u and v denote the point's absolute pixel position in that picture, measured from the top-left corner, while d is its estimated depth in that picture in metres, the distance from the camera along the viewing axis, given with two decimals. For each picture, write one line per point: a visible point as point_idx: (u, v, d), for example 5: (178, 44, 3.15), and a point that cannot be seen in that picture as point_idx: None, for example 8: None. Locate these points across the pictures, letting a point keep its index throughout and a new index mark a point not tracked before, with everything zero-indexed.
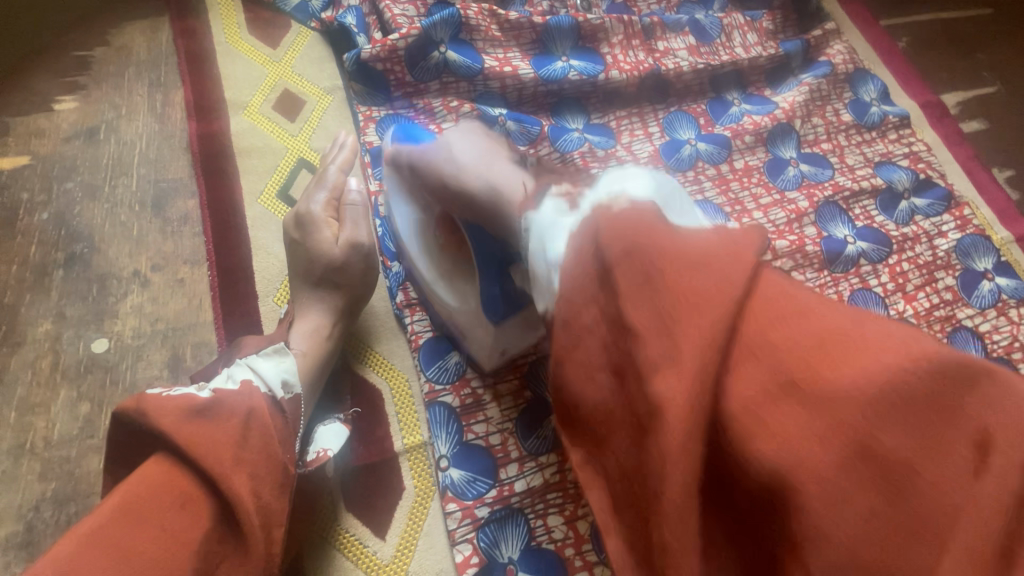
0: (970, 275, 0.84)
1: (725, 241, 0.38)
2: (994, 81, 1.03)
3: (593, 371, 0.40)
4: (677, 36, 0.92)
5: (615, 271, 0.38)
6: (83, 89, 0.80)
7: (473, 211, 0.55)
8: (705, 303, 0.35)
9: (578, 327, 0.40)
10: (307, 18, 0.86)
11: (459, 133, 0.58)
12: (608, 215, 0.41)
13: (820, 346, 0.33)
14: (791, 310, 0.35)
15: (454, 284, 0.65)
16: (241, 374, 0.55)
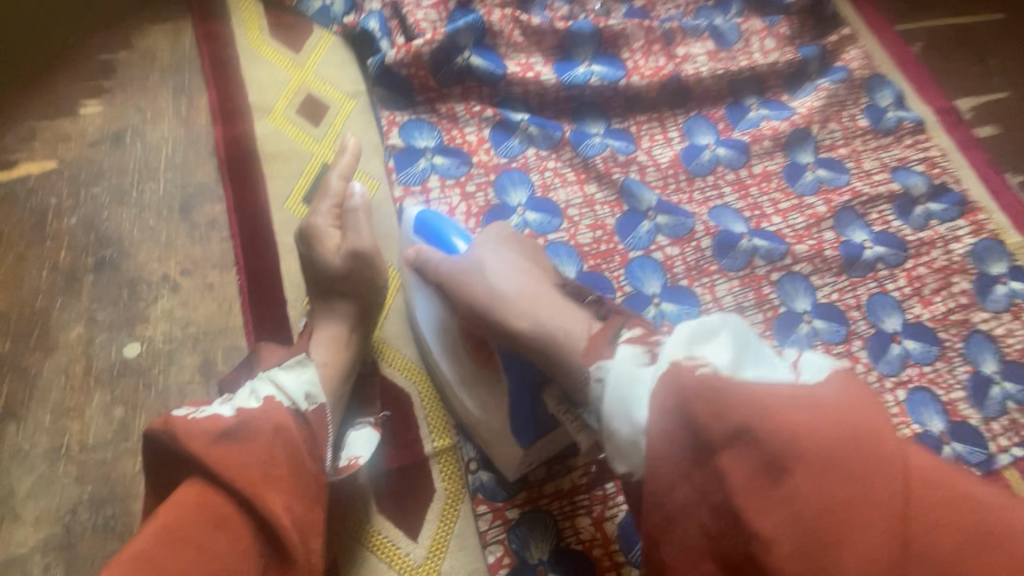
0: (984, 279, 0.85)
1: (857, 420, 0.39)
2: (1006, 86, 1.05)
3: (697, 558, 0.41)
4: (696, 42, 0.93)
5: (723, 453, 0.40)
6: (108, 93, 0.80)
7: (519, 347, 0.56)
8: (855, 509, 0.37)
9: (679, 508, 0.42)
10: (329, 22, 0.87)
11: (495, 252, 0.60)
12: (691, 384, 0.43)
13: (1002, 566, 0.35)
14: (953, 516, 0.37)
15: (478, 394, 0.63)
16: (264, 390, 0.55)
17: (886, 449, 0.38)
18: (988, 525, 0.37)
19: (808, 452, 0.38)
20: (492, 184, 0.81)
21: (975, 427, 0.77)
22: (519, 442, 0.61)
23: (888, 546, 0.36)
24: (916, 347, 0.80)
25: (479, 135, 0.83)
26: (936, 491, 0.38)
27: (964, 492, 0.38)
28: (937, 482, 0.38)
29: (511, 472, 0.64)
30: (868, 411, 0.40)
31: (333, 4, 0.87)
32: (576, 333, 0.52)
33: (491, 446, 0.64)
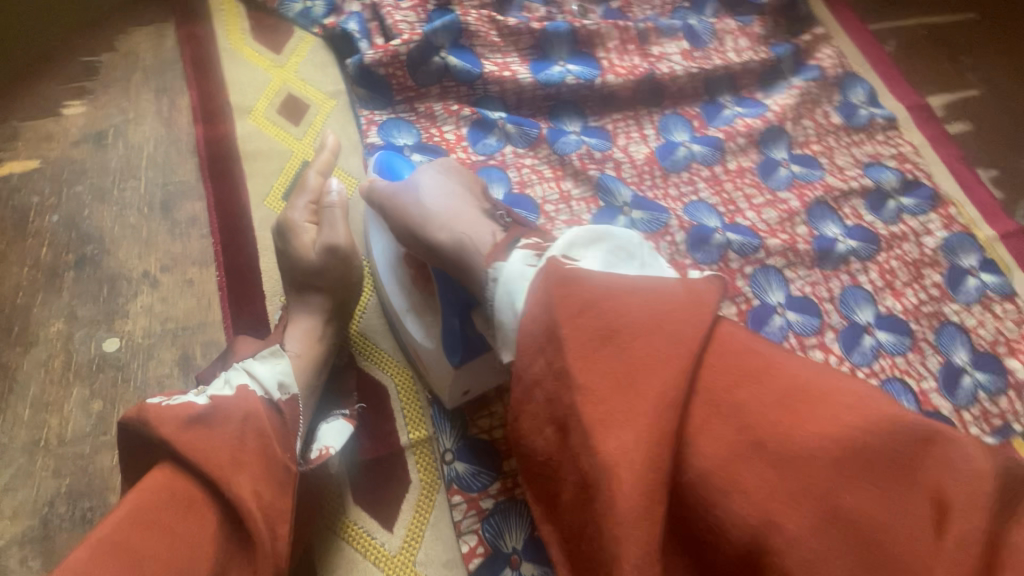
0: (955, 272, 0.87)
1: (677, 295, 0.47)
2: (978, 84, 1.07)
3: (542, 425, 0.47)
4: (671, 41, 0.95)
5: (571, 327, 0.46)
6: (90, 94, 0.82)
7: (439, 259, 0.61)
8: (658, 357, 0.44)
9: (528, 380, 0.48)
10: (310, 24, 0.88)
11: (430, 175, 0.64)
12: (559, 271, 0.49)
13: (773, 399, 0.42)
14: (740, 364, 0.44)
15: (421, 318, 0.66)
16: (239, 379, 0.56)
17: (691, 309, 0.46)
18: (772, 372, 0.43)
19: (632, 316, 0.46)
20: None
21: (947, 417, 0.78)
22: (449, 360, 0.64)
23: (680, 384, 0.43)
24: (889, 339, 0.82)
25: (457, 133, 0.85)
26: (731, 347, 0.45)
27: (762, 351, 0.44)
28: (735, 343, 0.45)
29: (447, 398, 0.67)
30: (689, 288, 0.47)
31: (313, 7, 0.88)
32: (484, 242, 0.57)
33: (428, 369, 0.67)
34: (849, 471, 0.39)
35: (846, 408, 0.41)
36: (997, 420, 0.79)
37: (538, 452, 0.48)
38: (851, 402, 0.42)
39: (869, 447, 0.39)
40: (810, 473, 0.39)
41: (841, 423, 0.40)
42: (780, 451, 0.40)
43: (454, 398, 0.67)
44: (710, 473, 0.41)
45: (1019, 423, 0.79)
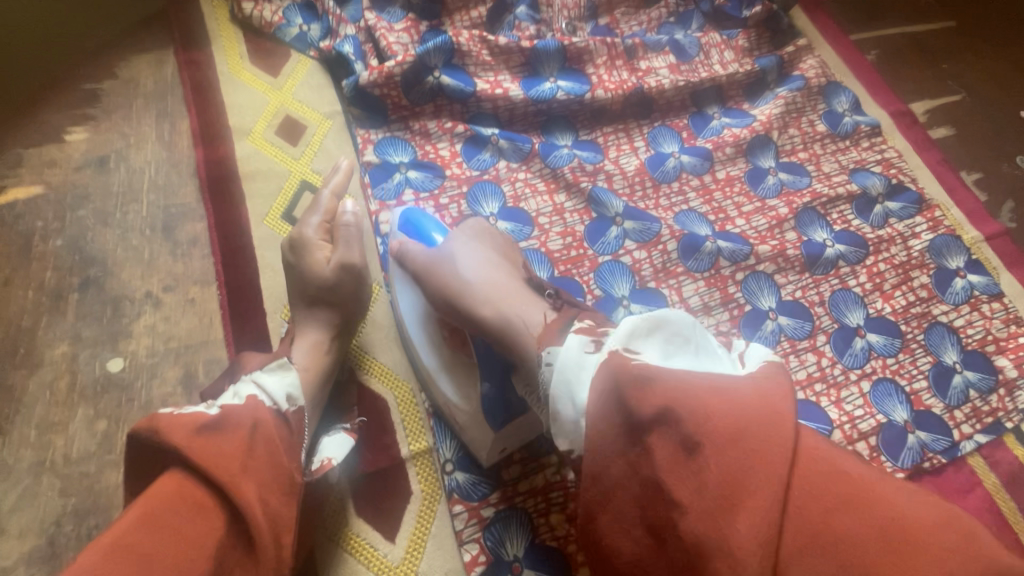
0: (943, 273, 0.89)
1: (758, 398, 0.45)
2: (959, 89, 1.09)
3: (630, 529, 0.46)
4: (658, 56, 0.97)
5: (650, 433, 0.45)
6: (93, 120, 0.84)
7: (485, 334, 0.63)
8: (752, 479, 0.41)
9: (609, 483, 0.47)
10: (306, 47, 0.91)
11: (467, 247, 0.66)
12: (626, 369, 0.48)
13: (868, 531, 0.39)
14: (834, 487, 0.41)
15: (458, 382, 0.67)
16: (246, 390, 0.58)
17: (784, 427, 0.43)
18: (863, 501, 0.41)
19: (716, 430, 0.43)
20: (464, 196, 0.85)
21: (938, 416, 0.80)
22: (491, 424, 0.65)
23: (778, 517, 0.40)
24: (879, 340, 0.83)
25: (451, 149, 0.87)
26: (823, 466, 0.43)
27: (851, 467, 0.43)
28: (834, 465, 0.43)
29: (484, 458, 0.67)
30: (772, 399, 0.45)
31: (310, 30, 0.92)
32: (534, 323, 0.59)
33: (466, 431, 0.67)
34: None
35: (942, 547, 0.39)
36: (989, 418, 0.80)
37: (625, 554, 0.46)
38: (919, 513, 0.40)
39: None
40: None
41: (945, 562, 0.38)
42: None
43: (493, 457, 0.67)
44: None
45: (1010, 420, 0.81)
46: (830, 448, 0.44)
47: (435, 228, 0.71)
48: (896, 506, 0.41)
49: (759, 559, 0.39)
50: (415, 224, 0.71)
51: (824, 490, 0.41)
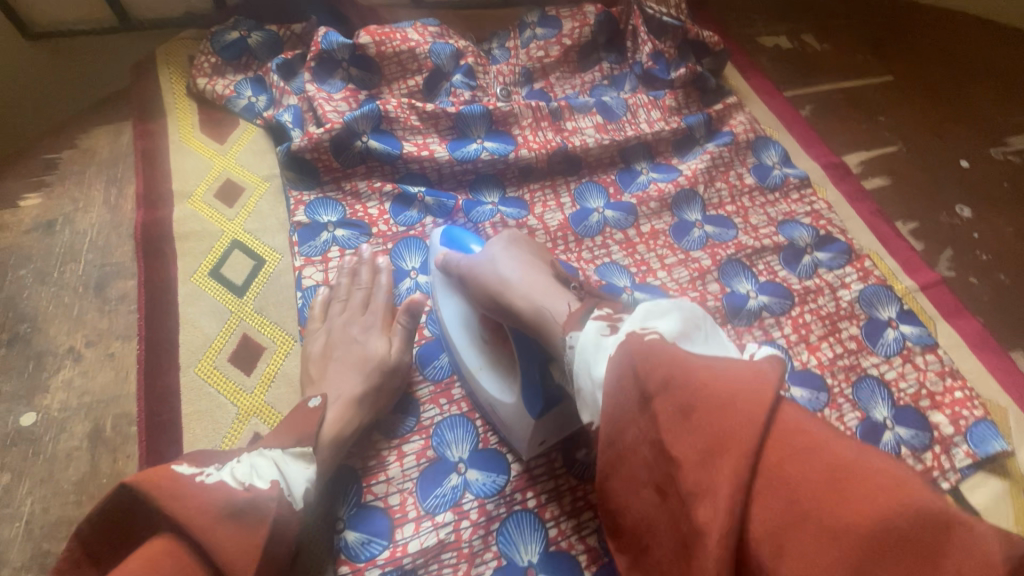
0: (874, 324, 0.87)
1: (744, 377, 0.44)
2: (896, 141, 1.11)
3: (639, 486, 0.47)
4: (585, 117, 1.02)
5: (655, 400, 0.46)
6: (48, 186, 0.90)
7: (518, 323, 0.66)
8: (725, 438, 0.41)
9: (621, 446, 0.48)
10: (253, 117, 0.99)
11: (503, 252, 0.72)
12: (643, 343, 0.49)
13: (823, 477, 0.38)
14: (797, 442, 0.40)
15: (496, 381, 0.69)
16: (270, 472, 0.56)
17: (760, 392, 0.42)
18: (820, 451, 0.39)
19: (703, 393, 0.43)
20: (388, 251, 0.88)
21: None
22: (528, 413, 0.66)
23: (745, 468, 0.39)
24: (804, 395, 0.81)
25: (379, 208, 0.91)
26: (790, 427, 0.41)
27: (820, 429, 0.41)
28: (812, 430, 0.41)
29: (524, 451, 0.70)
30: (759, 369, 0.44)
31: (257, 101, 1.00)
32: (560, 312, 0.62)
33: (509, 425, 0.69)
34: (896, 553, 0.35)
35: (880, 491, 0.36)
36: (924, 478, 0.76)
37: (634, 509, 0.49)
38: (889, 473, 0.37)
39: (903, 535, 0.35)
40: (846, 548, 0.35)
41: (877, 505, 0.36)
42: (828, 526, 0.36)
43: (532, 451, 0.70)
44: (763, 536, 0.38)
45: (947, 480, 0.76)
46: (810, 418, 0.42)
47: (468, 239, 0.79)
48: (864, 467, 0.38)
49: (727, 500, 0.39)
50: (451, 236, 0.79)
51: (795, 456, 0.39)
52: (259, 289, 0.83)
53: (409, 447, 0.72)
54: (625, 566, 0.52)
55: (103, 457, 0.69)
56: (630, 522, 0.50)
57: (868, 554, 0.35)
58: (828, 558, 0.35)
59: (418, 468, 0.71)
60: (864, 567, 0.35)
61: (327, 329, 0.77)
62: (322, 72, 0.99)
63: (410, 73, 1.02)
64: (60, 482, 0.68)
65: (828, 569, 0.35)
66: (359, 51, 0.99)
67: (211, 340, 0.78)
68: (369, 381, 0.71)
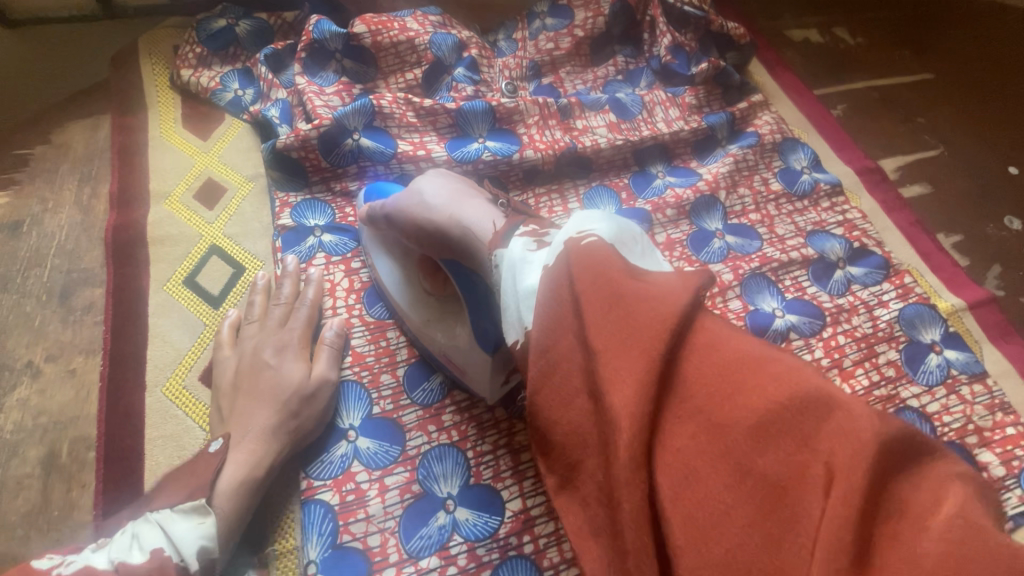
0: (915, 348, 0.78)
1: (665, 284, 0.45)
2: (936, 144, 1.02)
3: (571, 397, 0.45)
4: (597, 114, 0.93)
5: (584, 297, 0.45)
6: (17, 185, 0.84)
7: (450, 250, 0.63)
8: (642, 335, 0.42)
9: (556, 355, 0.46)
10: (240, 111, 0.93)
11: (426, 179, 0.68)
12: (575, 247, 0.49)
13: (718, 373, 0.40)
14: (702, 344, 0.42)
15: (444, 324, 0.68)
16: (150, 542, 0.52)
17: (676, 294, 0.44)
18: (722, 346, 0.41)
19: (626, 293, 0.44)
20: None
21: None
22: (484, 350, 0.64)
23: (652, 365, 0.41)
24: None
25: None
26: (698, 331, 0.43)
27: (724, 330, 0.43)
28: (718, 330, 0.43)
29: (489, 394, 0.68)
30: (680, 277, 0.45)
31: (244, 95, 0.93)
32: (484, 230, 0.59)
33: (467, 367, 0.67)
34: (775, 437, 0.37)
35: (772, 379, 0.39)
36: None
37: (563, 425, 0.45)
38: (780, 365, 0.40)
39: (786, 417, 0.37)
40: (733, 433, 0.38)
41: (761, 396, 0.38)
42: (718, 418, 0.39)
43: (497, 394, 0.68)
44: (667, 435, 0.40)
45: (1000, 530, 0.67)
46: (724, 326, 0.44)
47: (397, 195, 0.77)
48: (760, 362, 0.40)
49: (637, 387, 0.40)
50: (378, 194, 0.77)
51: (699, 355, 0.42)
52: (238, 299, 0.76)
53: (392, 480, 0.65)
54: (555, 488, 0.48)
55: (56, 486, 0.63)
56: (557, 441, 0.46)
57: (753, 438, 0.37)
58: (715, 446, 0.38)
59: (402, 504, 0.63)
60: (746, 448, 0.37)
61: (238, 354, 0.69)
62: (314, 64, 0.92)
63: (409, 65, 0.95)
64: (7, 514, 0.61)
65: (713, 455, 0.38)
66: (353, 42, 0.92)
67: (181, 355, 0.71)
68: (284, 415, 0.63)
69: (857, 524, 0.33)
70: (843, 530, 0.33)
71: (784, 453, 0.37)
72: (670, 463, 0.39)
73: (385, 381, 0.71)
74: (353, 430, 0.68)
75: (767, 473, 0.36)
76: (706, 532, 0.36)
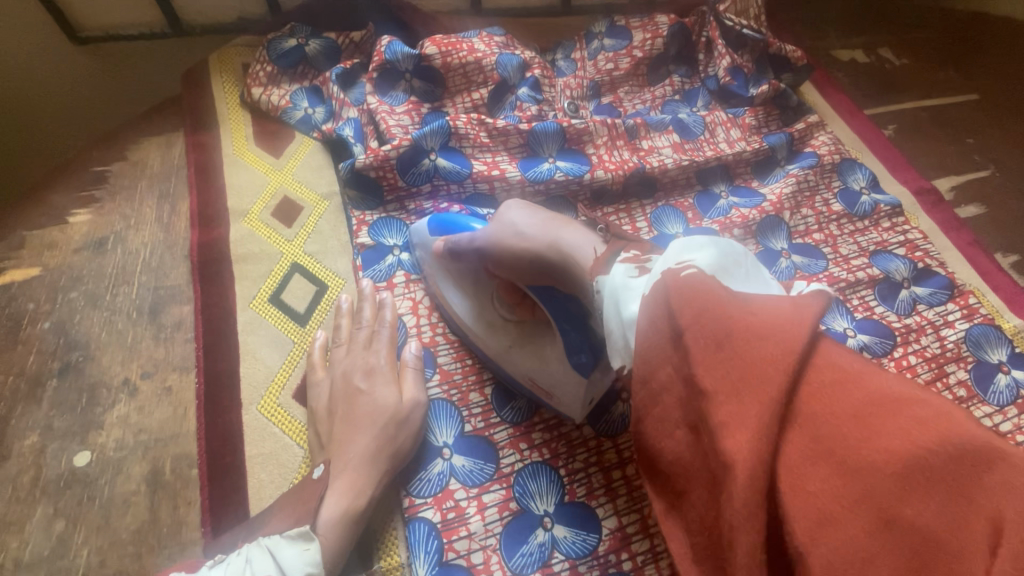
0: (983, 368, 0.80)
1: (782, 316, 0.42)
2: (987, 165, 1.04)
3: (672, 427, 0.44)
4: (661, 135, 0.96)
5: (687, 335, 0.43)
6: (97, 201, 0.85)
7: (552, 277, 0.63)
8: (759, 374, 0.39)
9: (656, 386, 0.45)
10: (310, 129, 0.94)
11: (511, 210, 0.68)
12: (678, 280, 0.46)
13: (852, 411, 0.38)
14: (831, 378, 0.40)
15: (528, 348, 0.69)
16: (262, 568, 0.55)
17: (799, 329, 0.41)
18: (856, 383, 0.39)
19: (741, 329, 0.42)
20: None
21: None
22: (578, 372, 0.65)
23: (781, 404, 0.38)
24: None
25: None
26: (823, 364, 0.40)
27: (850, 362, 0.41)
28: (845, 364, 0.40)
29: (575, 411, 0.68)
30: (794, 308, 0.43)
31: (314, 113, 0.94)
32: (584, 256, 0.59)
33: (555, 390, 0.68)
34: (922, 485, 0.35)
35: (917, 422, 0.36)
36: None
37: (669, 452, 0.45)
38: (919, 406, 0.38)
39: (938, 468, 0.35)
40: (875, 483, 0.35)
41: (906, 439, 0.36)
42: (855, 459, 0.36)
43: (583, 411, 0.68)
44: (793, 471, 0.37)
45: None
46: (847, 357, 0.41)
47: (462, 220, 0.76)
48: (895, 399, 0.38)
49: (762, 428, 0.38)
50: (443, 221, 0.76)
51: (827, 391, 0.39)
52: (323, 317, 0.78)
53: (489, 497, 0.66)
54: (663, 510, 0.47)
55: (163, 503, 0.64)
56: (665, 466, 0.46)
57: (896, 485, 0.35)
58: (850, 488, 0.35)
59: (501, 521, 0.65)
60: (894, 500, 0.35)
61: (330, 378, 0.70)
62: (384, 84, 0.94)
63: (475, 85, 0.95)
64: (117, 531, 0.62)
65: (851, 500, 0.35)
66: (424, 62, 0.94)
67: (274, 373, 0.73)
68: (382, 439, 0.64)
69: None
70: None
71: (934, 507, 0.34)
72: (797, 507, 0.36)
73: (474, 399, 0.73)
74: (447, 448, 0.69)
75: (917, 525, 0.34)
76: None
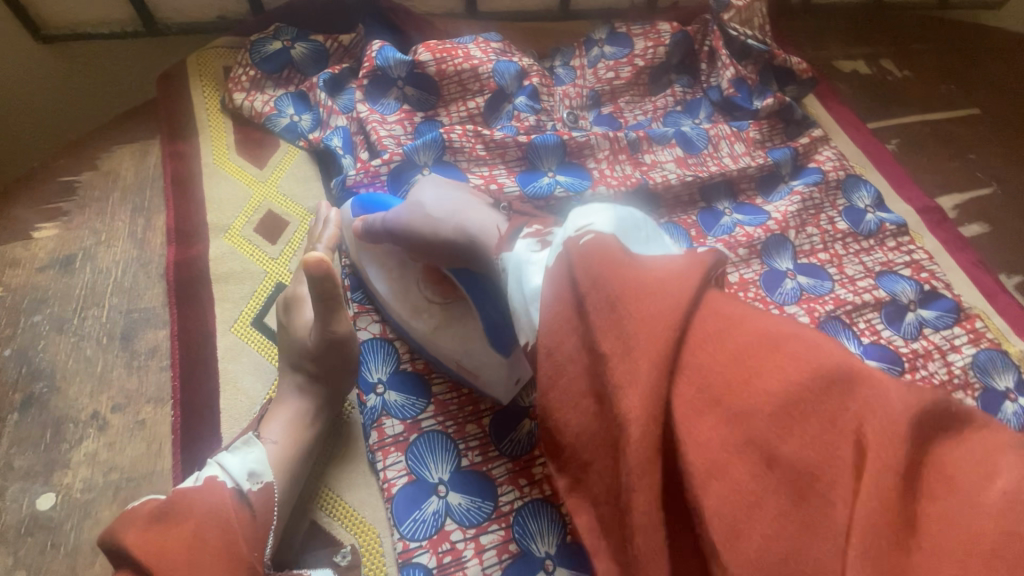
0: (990, 395, 0.79)
1: (671, 274, 0.45)
2: (990, 182, 1.02)
3: (579, 398, 0.45)
4: (664, 149, 0.92)
5: (586, 300, 0.46)
6: (64, 215, 0.79)
7: (462, 259, 0.65)
8: (647, 322, 0.42)
9: (561, 358, 0.46)
10: (296, 138, 0.88)
11: (427, 187, 0.69)
12: (578, 248, 0.49)
13: (729, 351, 0.40)
14: (709, 322, 0.42)
15: (451, 327, 0.69)
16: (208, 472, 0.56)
17: (680, 283, 0.43)
18: (738, 326, 0.41)
19: (627, 287, 0.44)
20: None
21: None
22: (498, 352, 0.66)
23: (667, 351, 0.40)
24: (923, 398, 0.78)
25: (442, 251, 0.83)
26: (705, 308, 0.43)
27: (731, 306, 0.43)
28: (725, 307, 0.43)
29: (500, 393, 0.69)
30: (681, 265, 0.46)
31: (300, 121, 0.89)
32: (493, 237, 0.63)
33: (478, 372, 0.68)
34: (796, 421, 0.37)
35: (787, 355, 0.39)
36: None
37: (574, 428, 0.45)
38: (787, 337, 0.40)
39: (809, 400, 0.37)
40: (755, 424, 0.38)
41: (781, 376, 0.38)
42: (732, 402, 0.39)
43: (510, 393, 0.69)
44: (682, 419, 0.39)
45: None
46: (729, 302, 0.44)
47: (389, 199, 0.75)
48: (769, 341, 0.40)
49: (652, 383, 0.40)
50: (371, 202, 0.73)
51: (708, 333, 0.41)
52: None
53: (487, 539, 0.63)
54: (565, 489, 0.48)
55: None
56: (567, 443, 0.46)
57: (776, 421, 0.37)
58: (735, 434, 0.38)
59: (501, 565, 0.61)
60: (771, 440, 0.37)
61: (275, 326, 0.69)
62: (375, 91, 0.89)
63: (471, 94, 0.91)
64: None
65: (737, 445, 0.38)
66: (417, 69, 0.89)
67: (257, 403, 0.68)
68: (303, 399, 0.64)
69: (894, 507, 0.34)
70: (882, 508, 0.33)
71: (807, 439, 0.36)
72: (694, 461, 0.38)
73: (471, 431, 0.69)
74: (442, 485, 0.65)
75: (795, 463, 0.36)
76: (736, 524, 0.36)
